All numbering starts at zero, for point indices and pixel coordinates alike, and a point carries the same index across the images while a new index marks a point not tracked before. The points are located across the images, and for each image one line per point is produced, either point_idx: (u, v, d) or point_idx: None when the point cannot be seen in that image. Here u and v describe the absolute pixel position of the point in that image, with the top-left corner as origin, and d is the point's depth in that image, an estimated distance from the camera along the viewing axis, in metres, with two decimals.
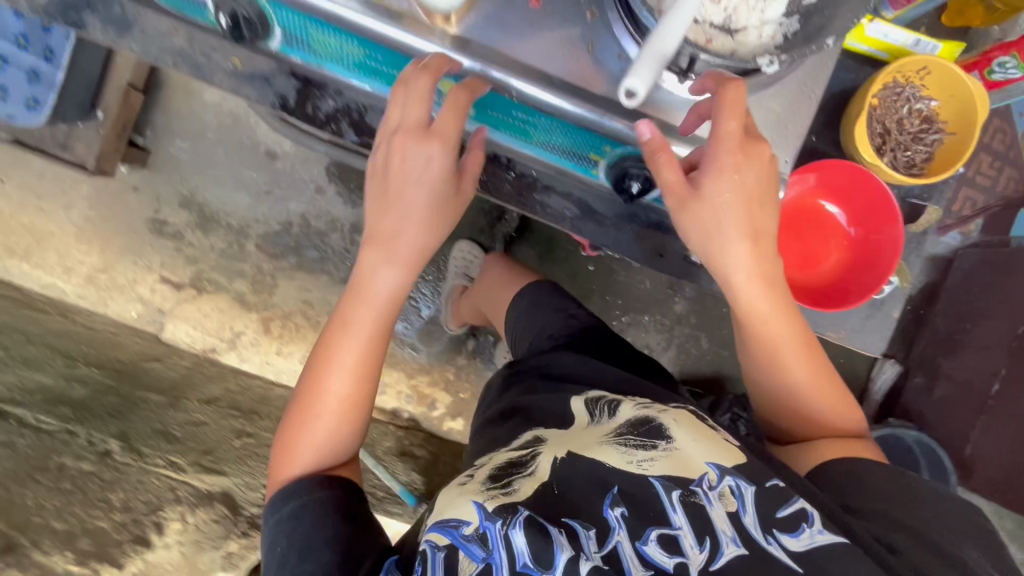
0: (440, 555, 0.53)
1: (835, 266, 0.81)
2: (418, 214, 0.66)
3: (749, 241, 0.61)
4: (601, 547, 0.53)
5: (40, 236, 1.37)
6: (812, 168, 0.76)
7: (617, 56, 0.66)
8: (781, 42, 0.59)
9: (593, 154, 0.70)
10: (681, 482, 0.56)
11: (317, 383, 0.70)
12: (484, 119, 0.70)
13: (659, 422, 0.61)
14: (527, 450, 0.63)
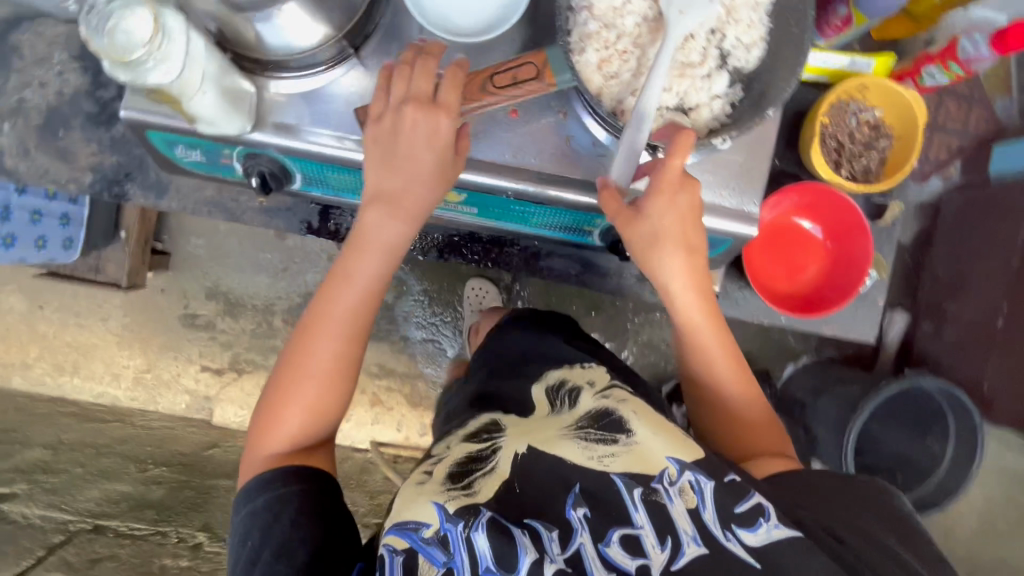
0: (398, 559, 0.56)
1: (815, 276, 0.90)
2: (419, 179, 0.64)
3: (682, 254, 0.67)
4: (564, 550, 0.56)
5: (85, 350, 1.44)
6: (792, 188, 0.85)
7: (592, 144, 0.73)
8: (729, 113, 0.68)
9: (587, 226, 0.79)
10: (642, 480, 0.59)
11: (310, 345, 0.67)
12: (486, 214, 0.79)
13: (619, 414, 0.63)
14: (489, 444, 0.65)
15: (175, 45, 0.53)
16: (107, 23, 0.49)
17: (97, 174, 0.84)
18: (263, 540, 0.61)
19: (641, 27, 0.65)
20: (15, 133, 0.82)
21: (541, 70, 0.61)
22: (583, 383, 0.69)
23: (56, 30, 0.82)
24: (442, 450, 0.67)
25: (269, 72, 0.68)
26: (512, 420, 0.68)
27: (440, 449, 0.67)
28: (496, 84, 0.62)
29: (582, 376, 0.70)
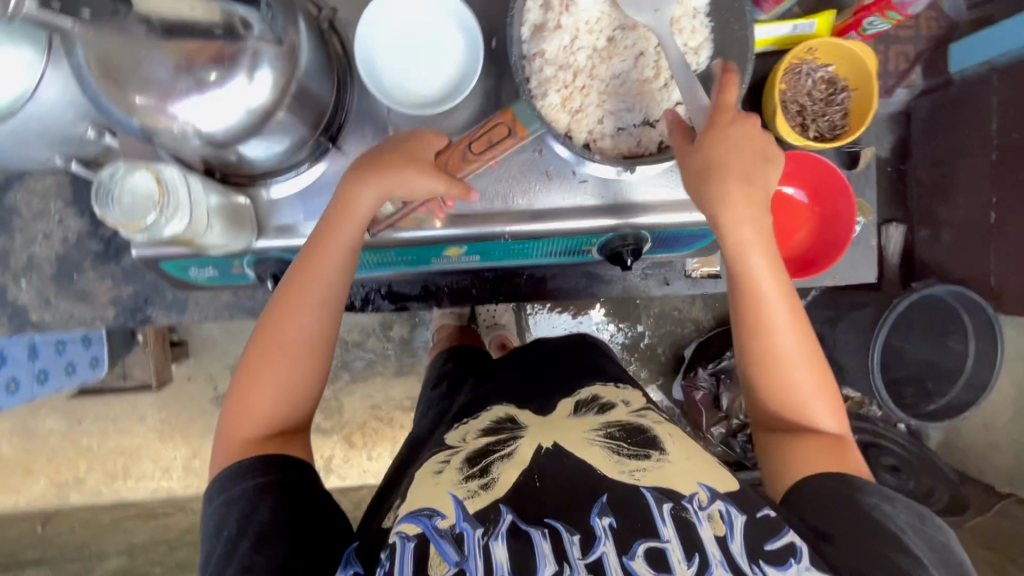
0: (410, 545, 0.56)
1: (804, 242, 0.93)
2: (403, 155, 0.62)
3: (743, 187, 0.62)
4: (584, 554, 0.55)
5: (130, 452, 1.48)
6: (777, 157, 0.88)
7: (573, 173, 0.76)
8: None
9: (585, 245, 0.83)
10: (671, 496, 0.59)
11: (281, 327, 0.68)
12: (488, 257, 0.83)
13: (654, 434, 0.66)
14: (512, 434, 0.68)
15: (175, 195, 0.57)
16: (111, 194, 0.54)
17: (118, 305, 0.88)
18: (238, 532, 0.60)
19: (594, 58, 0.69)
20: (34, 288, 0.86)
21: (512, 127, 0.64)
22: (619, 402, 0.72)
23: (44, 182, 0.84)
24: (458, 443, 0.69)
25: (261, 184, 0.72)
26: (534, 420, 0.70)
27: (456, 440, 0.69)
28: (473, 151, 0.64)
29: (615, 396, 0.74)
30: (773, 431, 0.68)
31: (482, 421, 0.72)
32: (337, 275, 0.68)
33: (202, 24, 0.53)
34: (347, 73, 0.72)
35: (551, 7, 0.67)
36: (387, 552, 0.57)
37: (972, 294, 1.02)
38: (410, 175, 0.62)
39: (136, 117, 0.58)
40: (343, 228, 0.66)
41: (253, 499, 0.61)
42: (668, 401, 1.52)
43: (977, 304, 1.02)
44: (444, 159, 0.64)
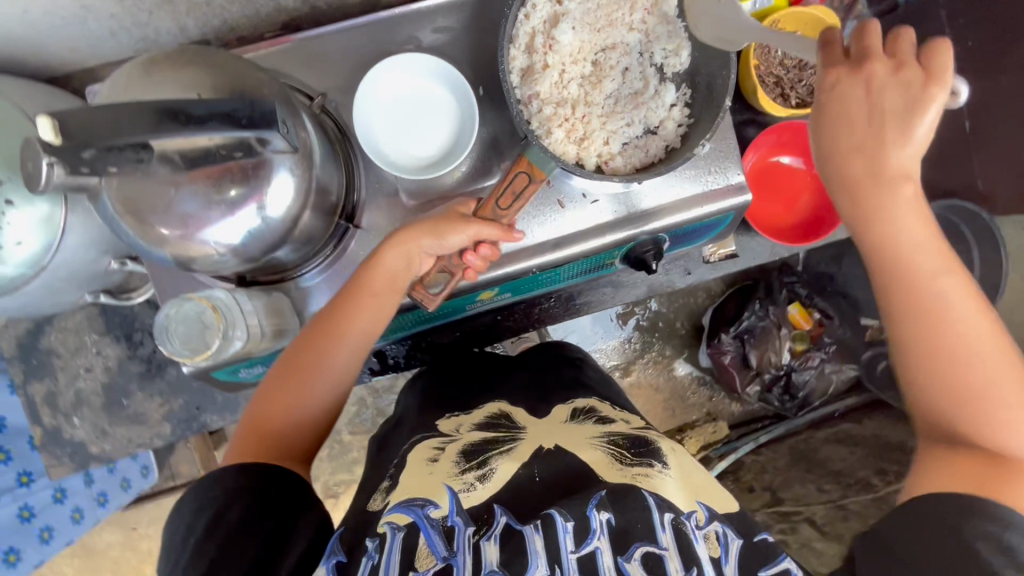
0: (399, 535, 0.54)
1: (808, 206, 0.96)
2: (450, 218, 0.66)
3: (872, 149, 0.59)
4: (578, 547, 0.52)
5: None
6: (770, 131, 0.91)
7: (582, 194, 0.78)
8: (688, 111, 0.73)
9: (608, 259, 0.86)
10: (672, 507, 0.55)
11: (312, 371, 0.67)
12: (518, 292, 0.85)
13: (658, 446, 0.64)
14: (508, 434, 0.66)
15: (231, 310, 0.60)
16: (168, 330, 0.58)
17: (172, 418, 0.90)
18: (205, 535, 0.55)
19: (584, 86, 0.72)
20: (88, 422, 0.88)
21: (530, 174, 0.66)
22: (619, 420, 0.70)
23: (75, 317, 0.86)
24: (452, 433, 0.69)
25: (293, 280, 0.74)
26: (531, 423, 0.69)
27: (450, 430, 0.69)
28: (501, 206, 0.68)
29: (616, 417, 0.72)
30: (933, 439, 0.60)
31: (477, 416, 0.72)
32: (371, 330, 0.69)
33: (220, 149, 0.53)
34: (351, 150, 0.74)
35: (535, 50, 0.69)
36: (376, 540, 0.55)
37: (964, 203, 1.07)
38: (454, 230, 0.65)
39: (167, 248, 0.59)
40: (383, 291, 0.68)
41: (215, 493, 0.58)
42: (698, 372, 1.54)
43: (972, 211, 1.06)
44: (481, 214, 0.68)
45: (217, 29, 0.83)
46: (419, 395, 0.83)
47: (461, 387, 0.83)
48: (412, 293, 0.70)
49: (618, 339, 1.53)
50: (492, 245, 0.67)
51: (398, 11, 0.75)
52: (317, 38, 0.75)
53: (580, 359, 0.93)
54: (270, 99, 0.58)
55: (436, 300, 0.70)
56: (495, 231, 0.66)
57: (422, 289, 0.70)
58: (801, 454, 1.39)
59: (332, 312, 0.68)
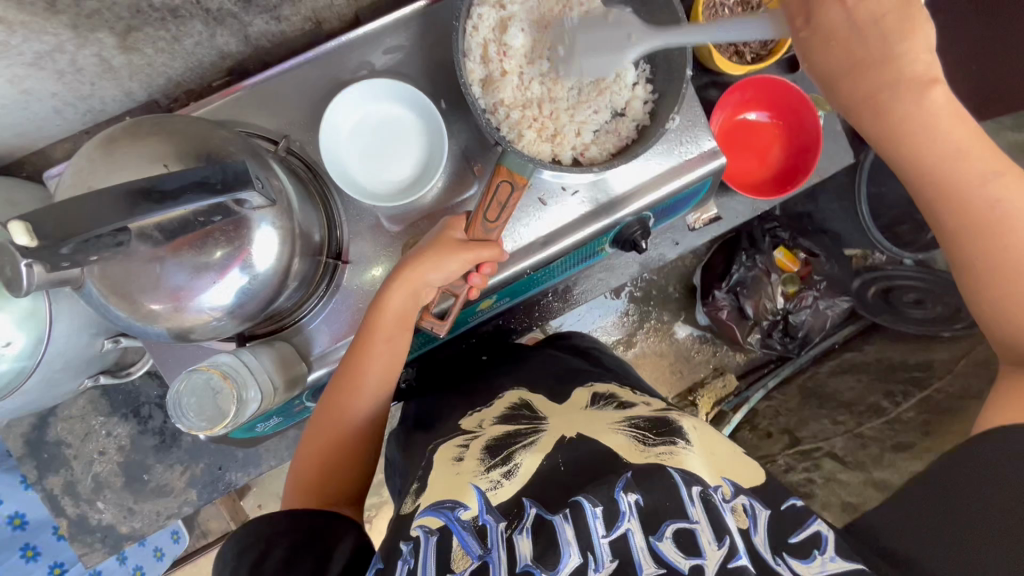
0: (432, 539, 0.54)
1: (782, 156, 0.97)
2: (446, 247, 0.66)
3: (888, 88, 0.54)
4: (608, 532, 0.51)
5: None
6: (733, 89, 0.92)
7: (563, 189, 0.78)
8: (652, 86, 0.73)
9: (598, 247, 0.87)
10: (700, 480, 0.54)
11: (341, 423, 0.68)
12: (516, 294, 0.85)
13: (679, 426, 0.62)
14: (530, 426, 0.65)
15: (238, 372, 0.59)
16: (182, 405, 0.57)
17: (196, 483, 0.89)
18: None
19: (545, 83, 0.72)
20: (112, 504, 0.87)
21: (511, 180, 0.66)
22: (640, 402, 0.70)
23: (77, 403, 0.85)
24: (476, 429, 0.68)
25: (294, 325, 0.74)
26: (553, 411, 0.68)
27: (472, 427, 0.69)
28: (490, 219, 0.68)
29: (637, 399, 0.72)
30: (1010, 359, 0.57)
31: (498, 409, 0.72)
32: (390, 370, 0.69)
33: (198, 216, 0.53)
34: (324, 186, 0.73)
35: (491, 59, 0.69)
36: (410, 544, 0.54)
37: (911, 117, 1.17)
38: (452, 258, 0.65)
39: (160, 322, 0.58)
40: (395, 331, 0.67)
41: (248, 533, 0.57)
42: (698, 332, 1.57)
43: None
44: (472, 233, 0.68)
45: (163, 87, 0.81)
46: (432, 402, 0.83)
47: (474, 387, 0.82)
48: (422, 323, 0.71)
49: (615, 315, 1.54)
50: (491, 263, 0.69)
51: (344, 38, 0.73)
52: (266, 81, 0.74)
53: (590, 347, 0.94)
54: (237, 157, 0.57)
55: (446, 325, 0.71)
56: (492, 250, 0.68)
57: (429, 317, 0.71)
58: (811, 391, 1.43)
59: (348, 363, 0.68)
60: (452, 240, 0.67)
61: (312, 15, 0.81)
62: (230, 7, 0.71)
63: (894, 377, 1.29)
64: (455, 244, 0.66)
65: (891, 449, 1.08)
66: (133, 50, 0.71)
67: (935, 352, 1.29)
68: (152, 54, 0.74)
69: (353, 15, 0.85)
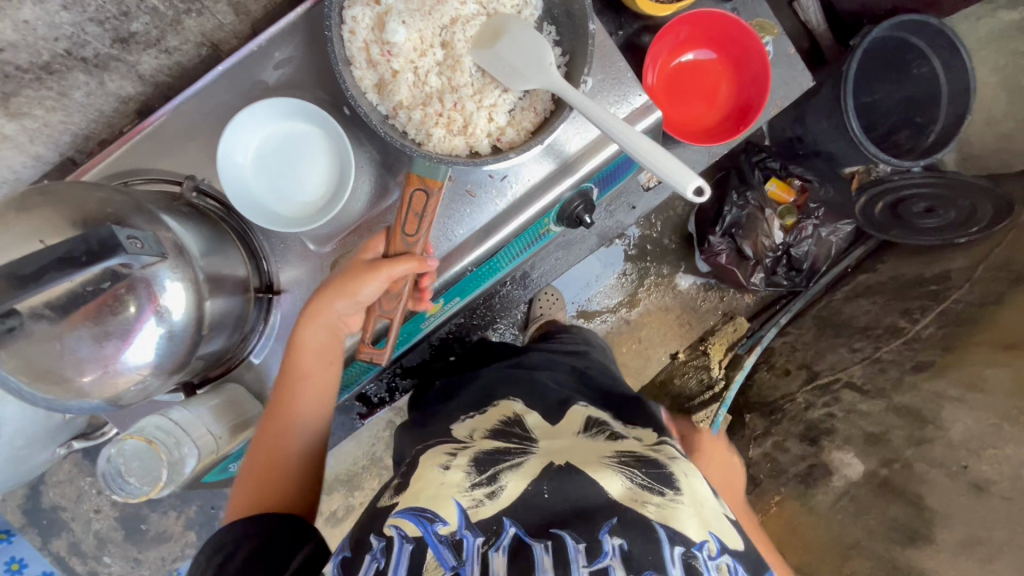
0: (407, 546, 0.52)
1: (732, 93, 0.90)
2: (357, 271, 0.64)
3: None
4: (590, 563, 0.50)
5: None
6: (665, 32, 0.84)
7: (489, 177, 0.74)
8: (560, 49, 0.68)
9: (542, 228, 0.83)
10: (683, 540, 0.54)
11: (277, 458, 0.68)
12: (465, 293, 0.82)
13: (670, 471, 0.62)
14: (520, 447, 0.65)
15: (170, 436, 0.62)
16: (123, 473, 0.62)
17: (193, 525, 0.94)
18: None
19: (444, 73, 0.66)
20: (117, 557, 0.92)
21: (425, 187, 0.62)
22: (631, 437, 0.70)
23: (64, 468, 0.87)
24: (465, 439, 0.68)
25: (241, 363, 0.73)
26: (549, 433, 0.69)
27: (465, 436, 0.69)
28: (409, 234, 0.64)
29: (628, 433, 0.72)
30: None
31: (491, 418, 0.73)
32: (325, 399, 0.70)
33: (87, 286, 0.52)
34: (239, 220, 0.71)
35: (377, 61, 0.64)
36: (382, 542, 0.54)
37: (915, 18, 1.11)
38: (363, 283, 0.63)
39: (91, 395, 0.56)
40: (321, 362, 0.68)
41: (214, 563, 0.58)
42: (702, 280, 1.52)
43: (921, 22, 1.12)
44: (392, 250, 0.65)
45: (73, 143, 0.79)
46: (421, 417, 0.85)
47: (476, 386, 0.85)
48: (360, 356, 0.68)
49: (615, 274, 1.49)
50: (418, 278, 0.66)
51: (232, 59, 0.69)
52: (160, 122, 0.71)
53: (571, 356, 0.97)
54: (121, 217, 0.54)
55: (385, 353, 0.68)
56: (412, 265, 0.65)
57: (367, 348, 0.68)
58: (825, 321, 1.39)
59: (283, 387, 0.69)
60: (367, 262, 0.65)
61: (204, 39, 0.76)
62: (106, 51, 0.68)
63: (909, 295, 1.25)
64: (370, 264, 0.64)
65: (910, 371, 1.11)
66: (20, 115, 0.69)
67: (949, 261, 1.26)
68: (44, 114, 0.71)
69: (250, 29, 0.80)
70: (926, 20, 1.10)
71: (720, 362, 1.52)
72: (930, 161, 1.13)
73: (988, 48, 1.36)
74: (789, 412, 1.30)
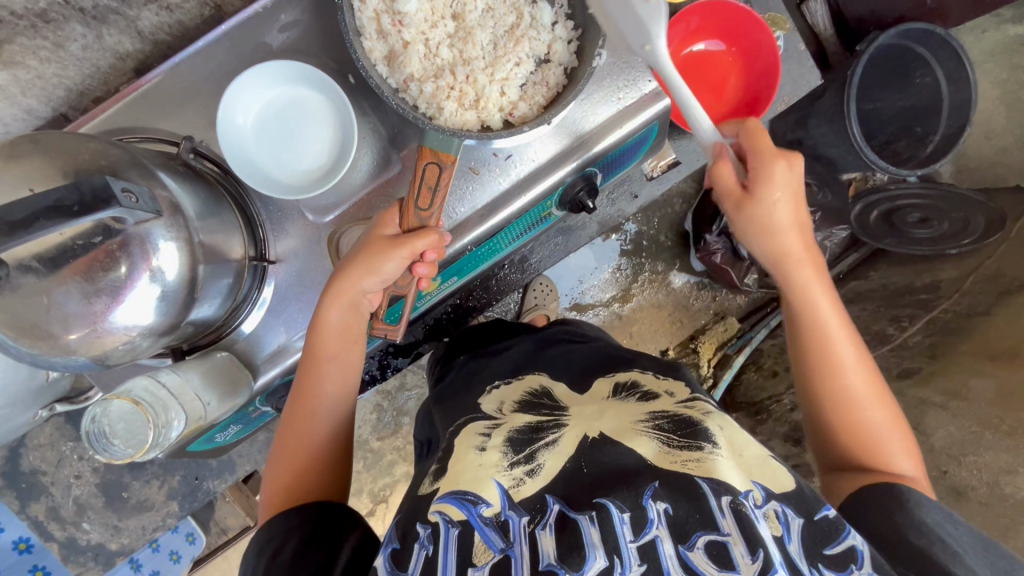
0: (455, 530, 0.54)
1: (739, 87, 0.90)
2: (377, 254, 0.64)
3: None
4: (636, 537, 0.51)
5: None
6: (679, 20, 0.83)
7: (493, 155, 0.73)
8: (572, 22, 0.67)
9: (544, 212, 0.82)
10: (728, 489, 0.54)
11: (307, 435, 0.72)
12: (463, 272, 0.82)
13: (704, 426, 0.61)
14: (551, 416, 0.67)
15: (157, 399, 0.61)
16: (108, 434, 0.60)
17: (176, 495, 0.94)
18: None
19: (455, 45, 0.66)
20: (97, 523, 0.91)
21: (438, 161, 0.61)
22: (662, 393, 0.68)
23: (43, 432, 0.86)
24: (497, 415, 0.69)
25: (231, 333, 0.71)
26: (572, 399, 0.70)
27: (493, 410, 0.70)
28: (422, 208, 0.65)
29: (659, 388, 0.70)
30: (847, 466, 0.69)
31: (516, 391, 0.74)
32: (347, 377, 0.73)
33: (77, 241, 0.50)
34: (236, 184, 0.70)
35: (387, 32, 0.63)
36: (429, 529, 0.55)
37: (919, 27, 1.10)
38: (385, 259, 0.63)
39: (78, 353, 0.55)
40: (344, 342, 0.70)
41: (265, 554, 0.61)
42: (696, 278, 1.52)
43: (925, 31, 1.11)
44: (406, 225, 0.65)
45: (66, 98, 0.76)
46: (430, 403, 0.84)
47: (485, 363, 0.84)
48: (374, 331, 0.70)
49: (611, 268, 1.48)
50: (433, 250, 0.66)
51: (237, 17, 0.67)
52: (158, 80, 0.69)
53: (576, 331, 0.96)
54: (118, 171, 0.53)
55: (398, 328, 0.70)
56: (427, 237, 0.64)
57: (381, 325, 0.70)
58: None
59: (307, 366, 0.71)
60: (383, 238, 0.65)
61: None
62: (106, 3, 0.66)
63: (899, 302, 1.27)
64: (389, 241, 0.64)
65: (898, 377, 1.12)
66: (13, 65, 0.66)
67: (940, 271, 1.28)
68: (38, 65, 0.68)
69: None
70: (930, 29, 1.10)
71: (709, 360, 1.51)
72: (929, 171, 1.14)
73: (991, 61, 1.36)
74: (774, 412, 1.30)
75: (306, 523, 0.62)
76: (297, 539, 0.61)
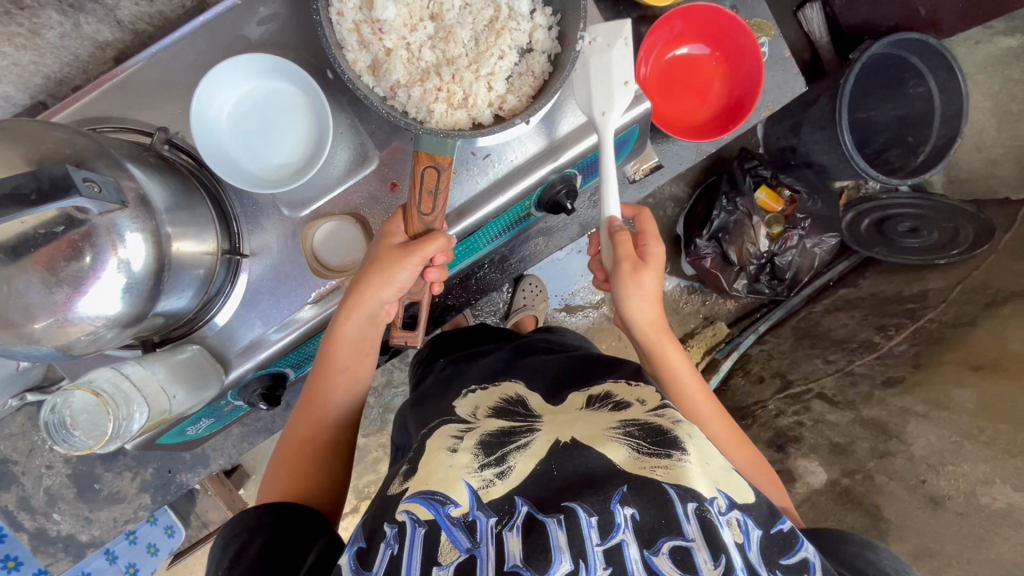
0: (420, 530, 0.54)
1: (723, 92, 0.90)
2: (388, 261, 0.65)
3: None
4: (603, 539, 0.51)
5: None
6: (662, 24, 0.83)
7: (471, 153, 0.73)
8: (551, 8, 0.66)
9: (523, 211, 0.82)
10: (695, 496, 0.54)
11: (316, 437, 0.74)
12: None
13: (673, 434, 0.60)
14: (525, 424, 0.66)
15: (119, 391, 0.61)
16: (69, 425, 0.60)
17: (148, 488, 0.94)
18: None
19: (437, 45, 0.66)
20: (68, 514, 0.90)
21: (435, 164, 0.62)
22: (634, 401, 0.67)
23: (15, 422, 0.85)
24: (471, 419, 0.68)
25: (203, 325, 0.71)
26: (548, 411, 0.69)
27: (468, 415, 0.69)
28: (425, 212, 0.65)
29: (633, 395, 0.69)
30: None
31: (492, 396, 0.73)
32: (355, 385, 0.75)
33: (38, 230, 0.50)
34: (210, 176, 0.70)
35: (369, 42, 0.64)
36: (395, 528, 0.55)
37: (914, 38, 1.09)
38: (399, 266, 0.64)
39: (44, 343, 0.55)
40: (357, 354, 0.73)
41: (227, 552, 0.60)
42: (686, 282, 1.52)
43: (919, 42, 1.09)
44: (412, 231, 0.66)
45: (44, 87, 0.76)
46: (406, 404, 0.84)
47: (463, 366, 0.85)
48: (394, 339, 0.69)
49: None
50: (442, 252, 0.67)
51: (215, 9, 0.67)
52: (134, 71, 0.68)
53: (557, 338, 0.96)
54: (83, 161, 0.53)
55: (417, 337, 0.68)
56: (438, 241, 0.66)
57: (400, 333, 0.69)
58: (804, 332, 1.40)
59: (319, 373, 0.73)
60: (393, 246, 0.66)
61: None
62: None
63: (887, 311, 1.26)
64: (400, 249, 0.65)
65: (880, 386, 1.10)
66: None
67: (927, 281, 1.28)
68: (14, 52, 0.68)
69: None
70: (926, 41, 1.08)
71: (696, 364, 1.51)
72: (918, 181, 1.13)
73: (983, 73, 1.37)
74: (759, 417, 1.30)
75: (274, 521, 0.62)
76: (263, 538, 0.60)
